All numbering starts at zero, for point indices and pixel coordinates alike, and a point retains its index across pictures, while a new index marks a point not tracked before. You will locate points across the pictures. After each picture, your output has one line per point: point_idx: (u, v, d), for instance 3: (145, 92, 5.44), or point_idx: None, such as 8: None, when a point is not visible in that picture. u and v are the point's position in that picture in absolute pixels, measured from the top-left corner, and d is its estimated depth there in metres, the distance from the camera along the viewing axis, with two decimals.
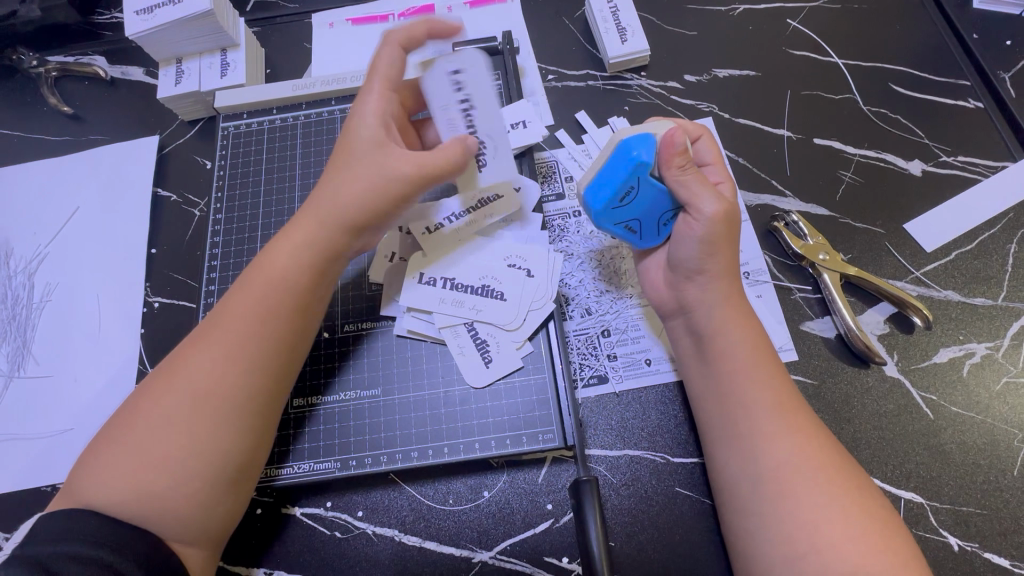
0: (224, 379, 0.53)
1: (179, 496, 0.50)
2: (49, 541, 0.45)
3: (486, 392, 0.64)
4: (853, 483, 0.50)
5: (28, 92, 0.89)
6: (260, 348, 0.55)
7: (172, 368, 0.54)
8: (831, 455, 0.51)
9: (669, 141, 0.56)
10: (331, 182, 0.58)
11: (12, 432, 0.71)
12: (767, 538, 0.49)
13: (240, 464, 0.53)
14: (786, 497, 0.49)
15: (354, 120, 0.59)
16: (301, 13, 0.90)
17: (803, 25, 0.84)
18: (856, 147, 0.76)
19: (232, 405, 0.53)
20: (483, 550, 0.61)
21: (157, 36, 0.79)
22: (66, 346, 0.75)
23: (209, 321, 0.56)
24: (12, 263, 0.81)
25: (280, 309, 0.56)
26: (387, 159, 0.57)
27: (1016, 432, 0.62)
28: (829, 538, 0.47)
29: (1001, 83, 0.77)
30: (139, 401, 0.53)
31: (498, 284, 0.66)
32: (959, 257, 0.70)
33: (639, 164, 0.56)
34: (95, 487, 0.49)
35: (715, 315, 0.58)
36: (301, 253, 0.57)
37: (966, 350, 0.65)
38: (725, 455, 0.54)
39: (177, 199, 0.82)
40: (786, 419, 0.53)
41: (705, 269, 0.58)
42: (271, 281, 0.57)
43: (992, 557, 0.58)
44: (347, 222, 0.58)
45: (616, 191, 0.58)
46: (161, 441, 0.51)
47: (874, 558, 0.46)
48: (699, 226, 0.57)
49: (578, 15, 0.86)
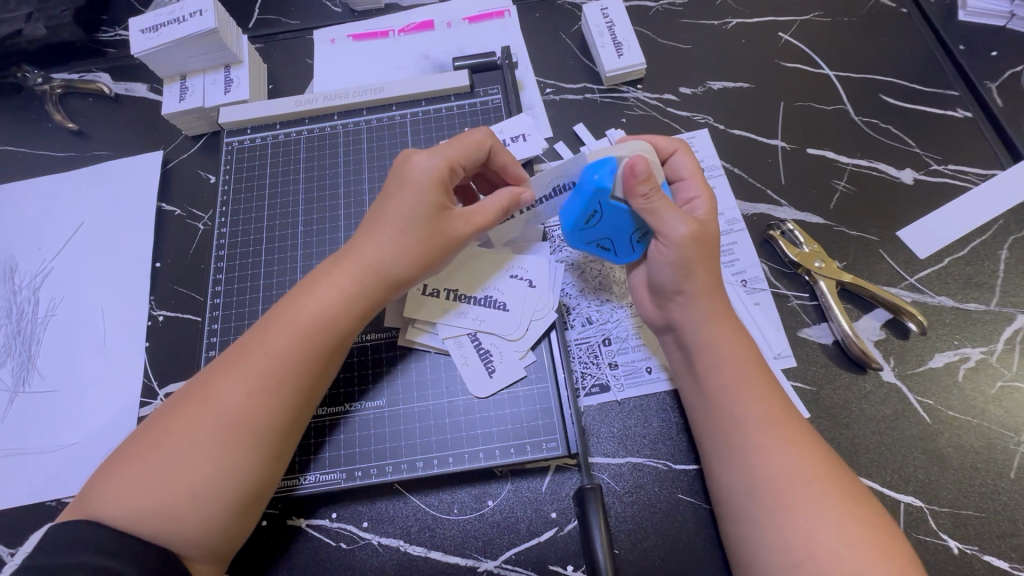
0: (259, 414, 0.54)
1: (197, 518, 0.51)
2: (56, 552, 0.46)
3: (490, 401, 0.65)
4: (846, 489, 0.51)
5: (33, 109, 0.91)
6: (295, 384, 0.56)
7: (204, 392, 0.54)
8: (823, 463, 0.52)
9: (629, 169, 0.56)
10: (385, 226, 0.59)
11: (17, 446, 0.71)
12: (766, 547, 0.50)
13: (262, 490, 0.55)
14: (782, 505, 0.50)
15: (409, 161, 0.60)
16: (303, 29, 0.92)
17: (795, 38, 0.86)
18: (850, 157, 0.78)
19: (267, 443, 0.54)
20: (488, 559, 0.62)
21: (162, 53, 0.80)
22: (72, 360, 0.76)
23: (239, 347, 0.57)
24: (17, 279, 0.81)
25: (313, 343, 0.57)
26: (447, 217, 0.60)
27: (1011, 435, 0.63)
28: (826, 544, 0.48)
29: (989, 94, 0.79)
30: (164, 423, 0.53)
31: (500, 294, 0.67)
32: (951, 263, 0.71)
33: (597, 190, 0.58)
34: (115, 504, 0.49)
35: (701, 332, 0.59)
36: (339, 289, 0.58)
37: (961, 355, 0.66)
38: (721, 467, 0.55)
39: (181, 214, 0.83)
40: (780, 429, 0.53)
41: (685, 289, 0.59)
42: (312, 318, 0.57)
43: (991, 559, 0.58)
44: (386, 263, 0.58)
45: (580, 214, 0.60)
46: (191, 468, 0.51)
47: (871, 566, 0.47)
48: (670, 251, 0.58)
49: (575, 29, 0.88)
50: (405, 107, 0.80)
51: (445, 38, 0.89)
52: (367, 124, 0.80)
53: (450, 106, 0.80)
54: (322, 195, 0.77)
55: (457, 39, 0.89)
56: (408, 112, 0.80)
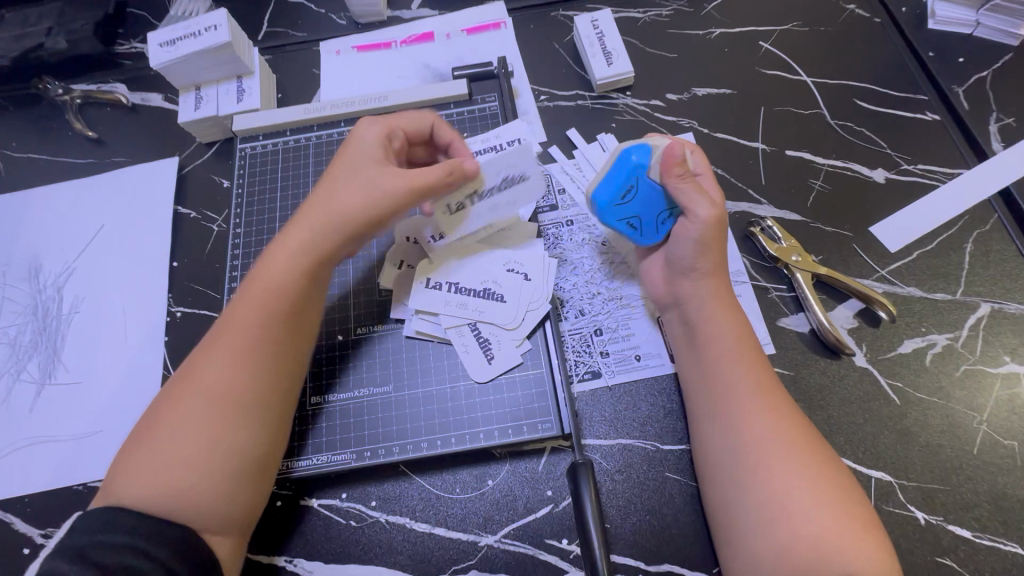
0: (237, 381, 0.58)
1: (202, 490, 0.55)
2: (88, 533, 0.51)
3: (489, 386, 0.69)
4: (819, 456, 0.56)
5: (54, 119, 0.96)
6: (266, 345, 0.60)
7: (187, 375, 0.59)
8: (801, 432, 0.57)
9: (668, 151, 0.65)
10: (332, 192, 0.65)
11: (45, 435, 0.76)
12: (745, 503, 0.55)
13: (254, 451, 0.58)
14: (761, 466, 0.55)
15: (353, 137, 0.69)
16: (311, 41, 0.97)
17: (774, 46, 0.91)
18: (825, 158, 0.83)
19: (242, 400, 0.58)
20: (488, 535, 0.66)
21: (178, 66, 0.85)
22: (94, 354, 0.80)
23: (216, 330, 0.62)
24: (42, 278, 0.86)
25: (279, 307, 0.62)
26: (384, 174, 0.65)
27: (974, 414, 0.67)
28: (795, 501, 0.53)
29: (955, 98, 0.85)
30: (159, 411, 0.58)
31: (498, 287, 0.72)
32: (920, 256, 0.76)
33: (636, 167, 0.67)
34: (129, 487, 0.54)
35: (706, 308, 0.65)
36: (293, 252, 0.63)
37: (928, 341, 0.71)
38: (711, 429, 0.60)
39: (196, 216, 0.87)
40: (765, 397, 0.59)
41: (698, 267, 0.66)
42: (269, 287, 0.62)
43: (956, 529, 0.63)
44: (337, 224, 0.64)
45: (618, 188, 0.67)
46: (183, 440, 0.56)
47: (834, 523, 0.52)
48: (694, 228, 0.65)
49: (567, 39, 0.93)
50: (408, 114, 0.85)
51: (445, 49, 0.94)
52: None
53: (450, 113, 0.85)
54: None
55: (456, 49, 0.94)
56: None
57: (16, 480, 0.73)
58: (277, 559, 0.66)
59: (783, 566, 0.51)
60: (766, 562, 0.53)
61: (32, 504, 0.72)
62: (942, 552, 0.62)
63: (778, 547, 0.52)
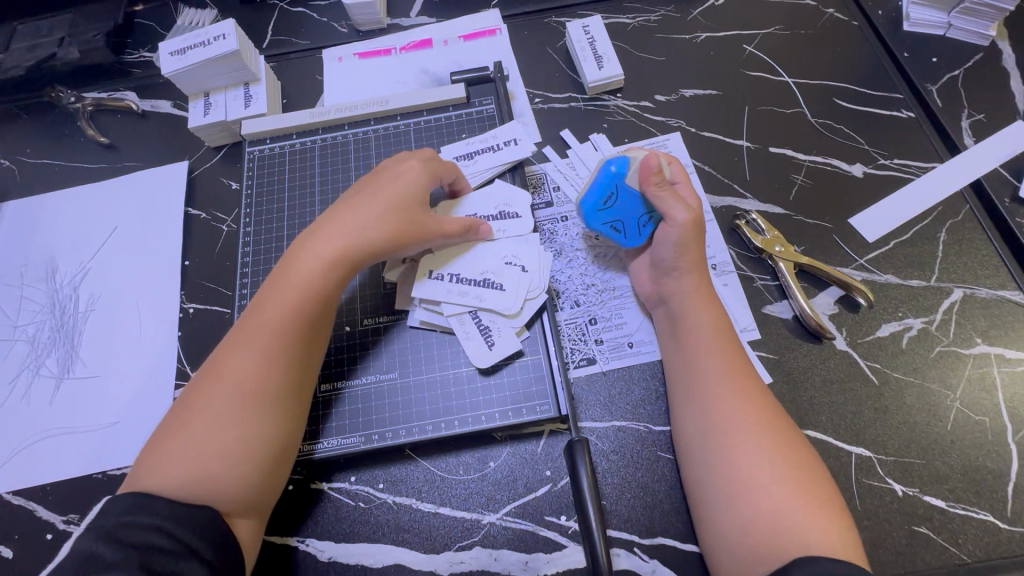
0: (264, 378, 0.62)
1: (229, 477, 0.58)
2: (115, 514, 0.54)
3: (490, 372, 0.73)
4: (786, 440, 0.61)
5: (67, 126, 1.00)
6: (292, 347, 0.64)
7: (214, 373, 0.63)
8: (770, 417, 0.62)
9: (645, 163, 0.72)
10: (361, 212, 0.70)
11: (66, 426, 0.80)
12: (712, 480, 0.61)
13: (275, 441, 0.62)
14: (727, 446, 0.61)
15: (387, 169, 0.75)
16: (314, 49, 1.01)
17: (757, 49, 0.96)
18: (807, 154, 0.87)
19: (267, 394, 0.62)
20: (490, 513, 0.69)
21: (187, 74, 0.89)
22: (110, 350, 0.84)
23: (240, 329, 0.66)
24: (59, 278, 0.90)
25: (305, 311, 0.66)
26: (416, 213, 0.72)
27: (948, 392, 0.71)
28: (758, 479, 0.58)
29: (929, 96, 0.89)
30: (187, 406, 0.61)
31: (498, 277, 0.75)
32: (896, 245, 0.80)
33: (616, 175, 0.73)
34: (157, 475, 0.57)
35: (687, 302, 0.71)
36: (319, 262, 0.67)
37: (904, 325, 0.75)
38: (687, 413, 0.66)
39: (206, 217, 0.91)
40: (736, 383, 0.64)
41: (679, 266, 0.71)
42: (293, 289, 0.66)
43: (931, 499, 0.67)
44: (363, 240, 0.69)
45: (600, 194, 0.74)
46: (212, 432, 0.59)
47: (793, 499, 0.56)
48: (674, 232, 0.71)
49: (560, 45, 0.98)
50: (409, 117, 0.89)
51: (443, 55, 0.99)
52: (375, 132, 0.89)
53: (449, 116, 0.89)
54: (335, 196, 0.85)
55: (454, 55, 0.98)
56: (412, 121, 0.89)
57: (39, 470, 0.77)
58: (290, 540, 0.69)
59: (746, 538, 0.56)
60: (732, 534, 0.58)
61: (54, 492, 0.75)
62: (919, 522, 0.66)
63: (742, 520, 0.57)
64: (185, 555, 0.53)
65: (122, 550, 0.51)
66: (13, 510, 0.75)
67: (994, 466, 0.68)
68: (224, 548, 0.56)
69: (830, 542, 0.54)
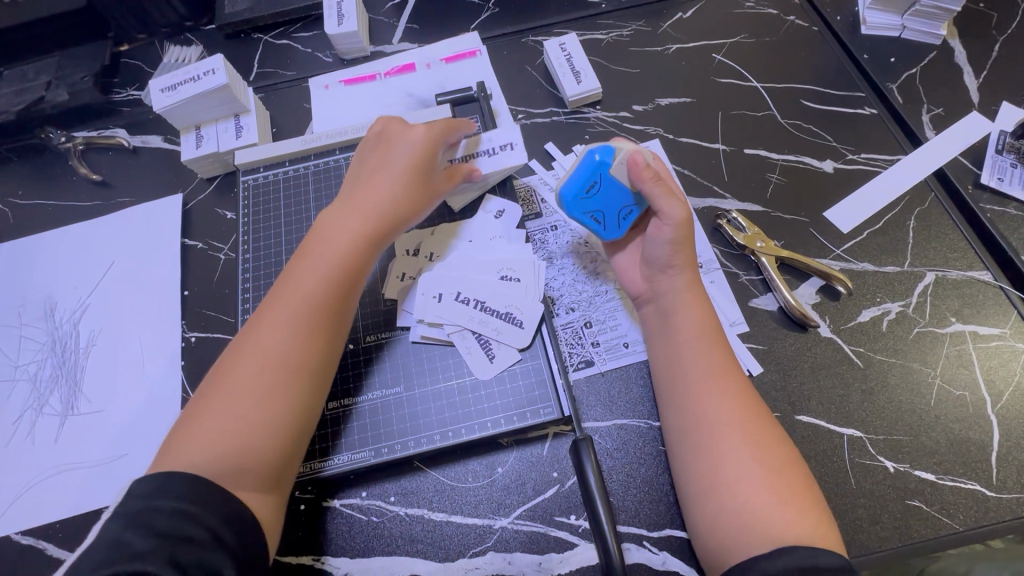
0: (300, 347, 0.66)
1: (264, 445, 0.61)
2: (140, 499, 0.54)
3: (493, 379, 0.75)
4: (760, 436, 0.63)
5: (58, 165, 1.01)
6: (323, 316, 0.68)
7: (251, 338, 0.66)
8: (749, 413, 0.65)
9: (634, 158, 0.72)
10: (376, 185, 0.75)
11: (73, 461, 0.80)
12: (687, 475, 0.64)
13: (307, 416, 0.65)
14: (702, 442, 0.64)
15: (400, 138, 0.78)
16: (301, 79, 1.04)
17: (726, 57, 1.01)
18: (779, 153, 0.91)
19: (303, 355, 0.65)
20: (502, 517, 0.71)
21: (179, 109, 0.92)
22: (114, 382, 0.85)
23: (273, 298, 0.69)
24: (58, 315, 0.91)
25: (334, 281, 0.70)
26: (423, 180, 0.77)
27: (930, 370, 0.75)
28: (729, 476, 0.61)
29: (890, 93, 0.95)
30: (227, 370, 0.64)
31: (498, 293, 0.78)
32: (870, 235, 0.84)
33: (600, 163, 0.74)
34: (200, 441, 0.59)
35: (678, 299, 0.73)
36: (344, 235, 0.72)
37: (883, 309, 0.79)
38: (670, 410, 0.69)
39: (203, 247, 0.93)
40: (716, 380, 0.67)
41: (673, 264, 0.74)
42: (326, 253, 0.71)
43: (920, 474, 0.70)
44: (381, 210, 0.74)
45: (582, 183, 0.75)
46: (254, 398, 0.62)
47: (762, 494, 0.59)
48: (669, 229, 0.73)
49: (538, 62, 1.02)
50: None
51: (426, 77, 1.02)
52: None
53: None
54: None
55: (437, 78, 1.02)
56: None
57: (46, 507, 0.77)
58: (303, 559, 0.70)
59: (716, 529, 0.60)
60: (705, 524, 0.61)
61: (63, 529, 0.75)
62: (911, 496, 0.69)
63: (712, 511, 0.61)
64: (212, 544, 0.53)
65: (150, 539, 0.50)
66: (22, 550, 0.75)
67: (977, 438, 0.71)
68: (249, 541, 0.56)
69: (796, 534, 0.57)
